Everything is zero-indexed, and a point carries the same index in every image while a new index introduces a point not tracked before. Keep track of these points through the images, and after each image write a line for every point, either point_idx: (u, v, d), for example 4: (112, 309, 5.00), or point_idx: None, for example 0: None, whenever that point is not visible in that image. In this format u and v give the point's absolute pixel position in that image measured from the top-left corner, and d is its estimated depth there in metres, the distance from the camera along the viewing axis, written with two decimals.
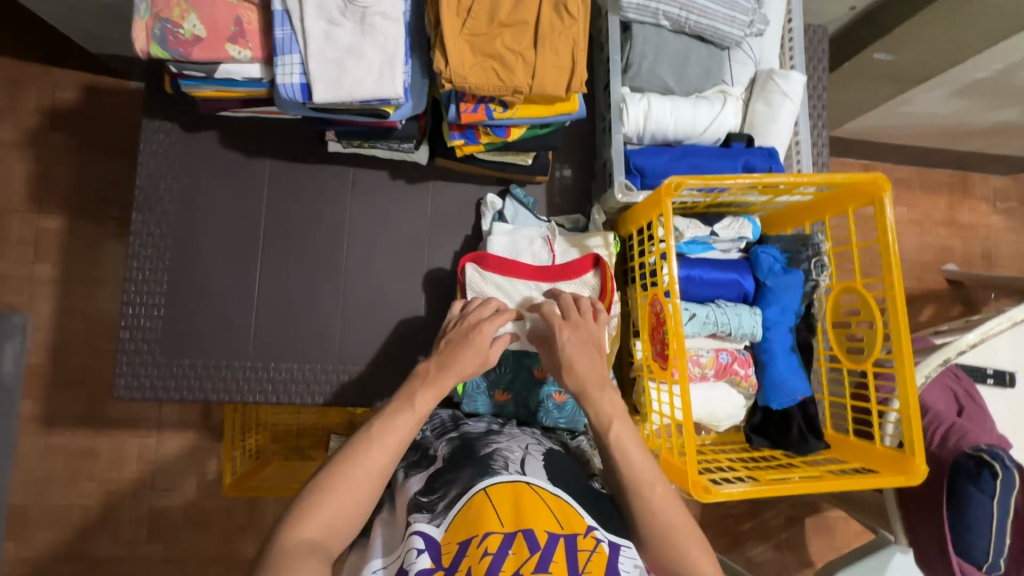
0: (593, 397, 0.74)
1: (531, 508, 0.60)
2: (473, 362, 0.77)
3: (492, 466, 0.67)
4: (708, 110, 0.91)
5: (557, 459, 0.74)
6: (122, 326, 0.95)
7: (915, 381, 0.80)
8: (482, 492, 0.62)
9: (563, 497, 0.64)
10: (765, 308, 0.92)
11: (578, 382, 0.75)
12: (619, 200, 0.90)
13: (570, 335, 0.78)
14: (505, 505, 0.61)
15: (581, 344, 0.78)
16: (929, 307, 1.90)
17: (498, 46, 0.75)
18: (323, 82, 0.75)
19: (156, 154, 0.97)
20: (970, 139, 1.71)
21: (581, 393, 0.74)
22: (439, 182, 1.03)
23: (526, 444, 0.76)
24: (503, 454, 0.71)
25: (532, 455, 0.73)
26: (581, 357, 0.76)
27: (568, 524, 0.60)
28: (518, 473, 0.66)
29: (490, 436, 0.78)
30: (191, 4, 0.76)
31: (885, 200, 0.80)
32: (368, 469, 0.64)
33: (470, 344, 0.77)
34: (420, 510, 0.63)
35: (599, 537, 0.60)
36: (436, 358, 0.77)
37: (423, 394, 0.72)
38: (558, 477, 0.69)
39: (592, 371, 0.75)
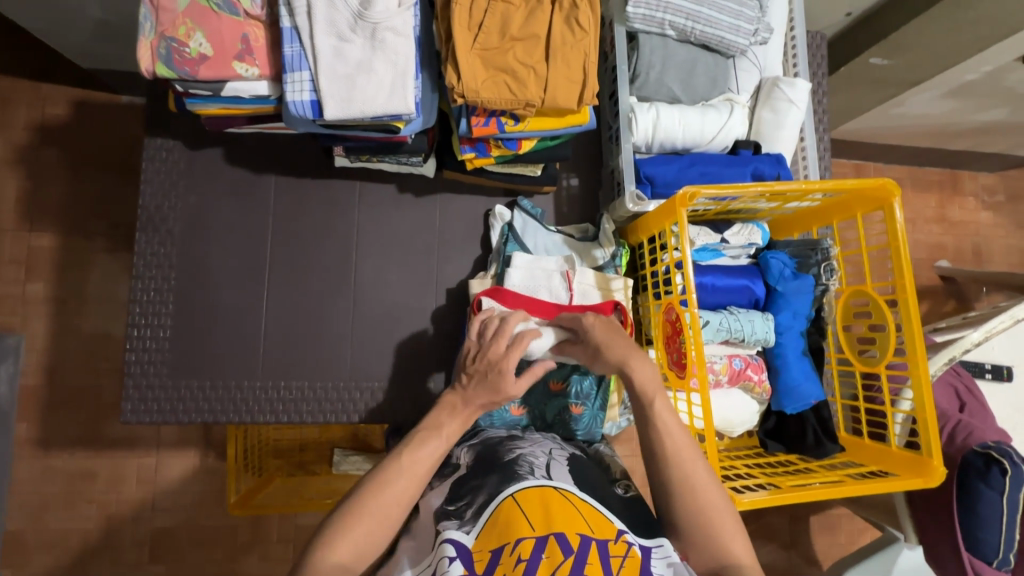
0: (636, 364, 0.73)
1: (563, 512, 0.60)
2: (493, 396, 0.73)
3: (518, 471, 0.67)
4: (715, 118, 0.92)
5: (581, 464, 0.73)
6: (127, 349, 0.93)
7: (931, 382, 0.81)
8: (510, 498, 0.62)
9: (592, 503, 0.63)
10: (777, 313, 0.93)
11: (620, 351, 0.74)
12: (629, 210, 0.90)
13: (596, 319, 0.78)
14: (535, 510, 0.60)
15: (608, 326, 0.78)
16: (924, 303, 1.93)
17: (510, 60, 0.75)
18: (334, 99, 0.75)
19: (157, 173, 0.95)
20: (960, 138, 1.74)
21: (625, 363, 0.73)
22: (447, 195, 1.02)
23: (549, 449, 0.75)
24: (528, 459, 0.70)
25: (556, 460, 0.72)
26: (611, 333, 0.76)
27: (599, 528, 0.60)
28: (545, 478, 0.65)
29: (512, 442, 0.77)
30: (198, 22, 0.75)
31: (895, 204, 0.81)
32: (398, 498, 0.64)
33: (495, 372, 0.73)
34: (449, 517, 0.63)
35: (630, 540, 0.59)
36: (460, 391, 0.74)
37: (451, 423, 0.71)
38: (584, 482, 0.68)
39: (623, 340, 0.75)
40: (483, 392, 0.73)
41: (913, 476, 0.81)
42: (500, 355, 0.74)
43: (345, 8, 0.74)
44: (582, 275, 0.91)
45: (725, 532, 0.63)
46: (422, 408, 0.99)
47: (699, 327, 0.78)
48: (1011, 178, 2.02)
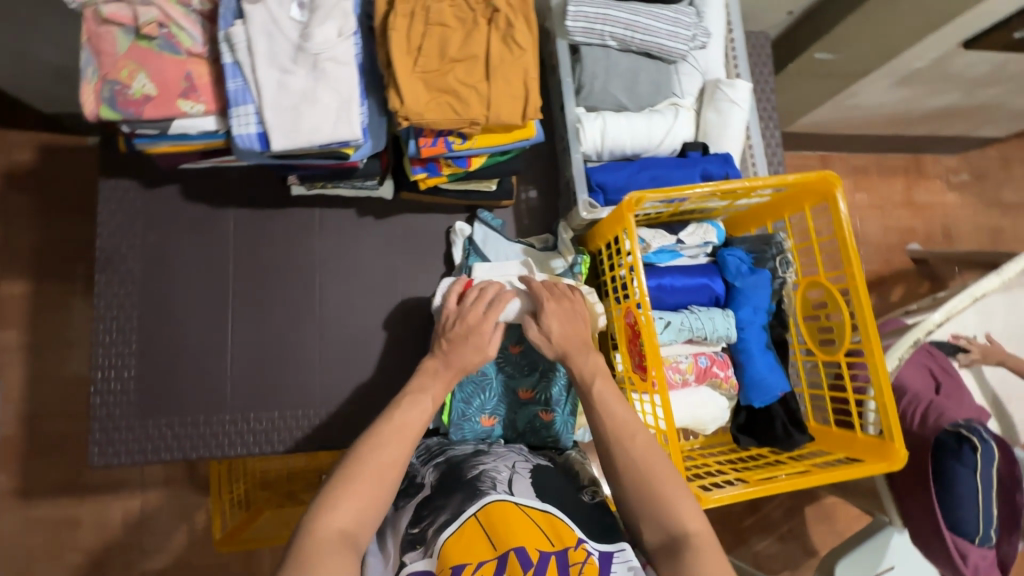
0: (575, 359, 0.77)
1: (523, 527, 0.61)
2: (473, 359, 0.78)
3: (481, 487, 0.66)
4: (661, 123, 0.94)
5: (545, 475, 0.73)
6: (92, 392, 0.92)
7: (887, 369, 0.82)
8: (472, 517, 0.62)
9: (552, 511, 0.64)
10: (737, 309, 0.94)
11: (561, 346, 0.78)
12: (584, 218, 0.92)
13: (555, 306, 0.81)
14: (496, 527, 0.60)
15: (564, 314, 0.80)
16: (900, 287, 1.96)
17: (451, 82, 0.77)
18: (280, 130, 0.76)
19: (115, 213, 0.96)
20: (919, 124, 1.78)
21: (564, 356, 0.77)
22: (408, 215, 1.03)
23: (512, 462, 0.75)
24: (490, 475, 0.70)
25: (519, 473, 0.72)
26: (566, 325, 0.79)
27: (559, 539, 0.61)
28: (506, 492, 0.65)
29: (476, 458, 0.77)
30: (140, 64, 0.76)
31: (838, 196, 0.83)
32: (397, 455, 0.65)
33: (471, 340, 0.78)
34: (415, 546, 0.63)
35: (590, 547, 0.61)
36: (441, 355, 0.79)
37: (436, 389, 0.75)
38: (546, 491, 0.68)
39: (571, 335, 0.78)
40: (465, 357, 0.78)
41: (879, 460, 0.82)
42: (479, 318, 0.80)
43: (284, 40, 0.76)
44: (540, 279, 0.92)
45: (666, 490, 0.63)
46: None
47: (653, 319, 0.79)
48: (973, 158, 2.07)
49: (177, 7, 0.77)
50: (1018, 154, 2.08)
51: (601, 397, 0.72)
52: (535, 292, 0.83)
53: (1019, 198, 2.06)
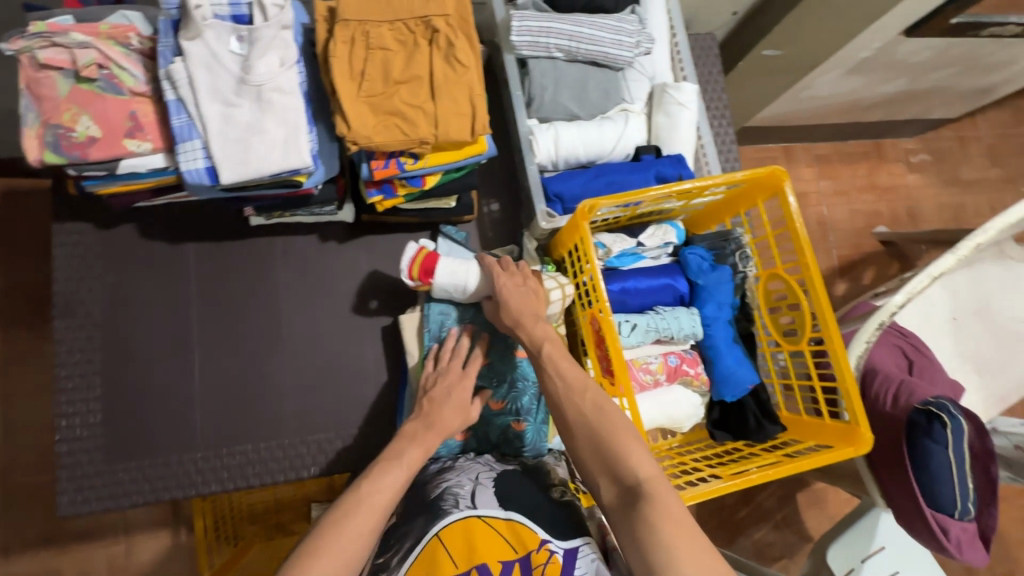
0: (528, 325, 0.79)
1: (485, 539, 0.66)
2: (455, 419, 0.80)
3: (443, 506, 0.71)
4: (612, 129, 0.96)
5: (509, 483, 0.77)
6: (57, 440, 0.90)
7: (848, 356, 0.83)
8: (435, 538, 0.66)
9: (514, 519, 0.69)
10: (702, 306, 0.96)
11: (514, 316, 0.80)
12: (544, 228, 0.93)
13: (506, 280, 0.83)
14: (458, 546, 0.66)
15: (519, 288, 0.82)
16: (871, 269, 1.99)
17: (397, 104, 0.77)
18: (228, 163, 0.76)
19: (71, 257, 0.94)
20: (874, 110, 1.83)
21: (517, 325, 0.79)
22: (370, 236, 1.03)
23: (476, 474, 0.79)
24: (453, 491, 0.74)
25: (482, 485, 0.76)
26: (517, 296, 0.81)
27: (522, 545, 0.67)
28: (469, 509, 0.70)
29: (442, 474, 0.80)
30: (82, 106, 0.75)
31: (786, 189, 0.85)
32: (364, 528, 0.63)
33: (451, 401, 0.82)
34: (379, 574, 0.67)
35: (553, 548, 0.67)
36: (421, 418, 0.79)
37: (411, 453, 0.73)
38: (509, 498, 0.73)
39: (523, 304, 0.81)
40: (448, 417, 0.80)
41: (846, 445, 0.83)
42: (460, 376, 0.86)
43: (227, 75, 0.76)
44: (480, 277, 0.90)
45: (621, 447, 0.65)
46: (373, 453, 0.98)
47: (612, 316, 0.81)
48: (931, 139, 2.13)
49: (116, 48, 0.77)
50: (972, 132, 2.14)
51: (552, 363, 0.74)
52: (488, 267, 0.85)
53: (977, 174, 2.12)
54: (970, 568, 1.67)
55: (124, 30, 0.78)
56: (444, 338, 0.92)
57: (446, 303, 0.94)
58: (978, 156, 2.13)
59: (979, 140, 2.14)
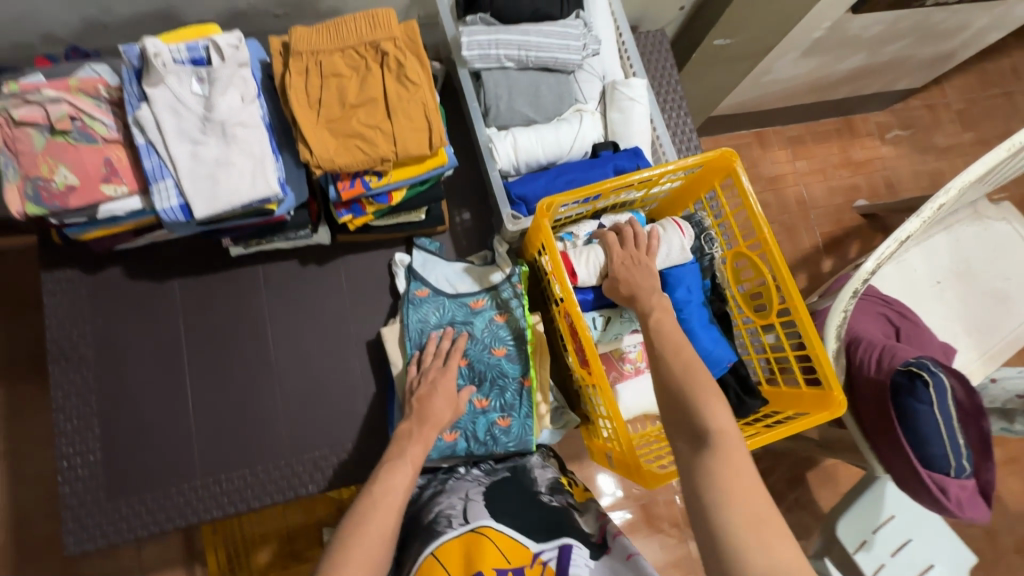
0: (643, 293, 0.84)
1: (480, 550, 0.71)
2: (444, 410, 0.85)
3: (437, 528, 0.76)
4: (568, 129, 0.99)
5: (496, 497, 0.82)
6: (60, 482, 0.93)
7: (814, 322, 0.85)
8: (430, 556, 0.72)
9: (508, 530, 0.74)
10: (673, 291, 0.97)
11: (629, 288, 0.85)
12: (512, 231, 0.95)
13: (624, 257, 0.87)
14: (453, 560, 0.71)
15: (635, 265, 0.87)
16: (855, 243, 2.02)
17: (355, 126, 0.81)
18: (200, 198, 0.80)
19: (61, 303, 0.98)
20: (837, 88, 1.87)
21: (631, 296, 0.84)
22: (349, 256, 1.07)
23: (466, 492, 0.84)
24: (446, 513, 0.78)
25: (472, 501, 0.80)
26: (635, 271, 0.86)
27: (513, 556, 0.71)
28: (462, 525, 0.75)
29: (436, 498, 0.85)
30: (59, 158, 0.79)
31: (738, 169, 0.88)
32: (387, 525, 0.67)
33: (439, 393, 0.87)
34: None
35: (545, 559, 0.72)
36: (413, 417, 0.83)
37: (412, 448, 0.78)
38: (498, 511, 0.78)
39: (646, 281, 0.85)
40: (438, 410, 0.85)
41: (821, 411, 0.85)
42: (443, 372, 0.90)
43: (192, 115, 0.80)
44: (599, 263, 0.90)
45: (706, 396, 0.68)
46: (370, 465, 1.01)
47: (581, 313, 0.83)
48: (901, 110, 2.16)
49: (86, 100, 0.81)
50: (940, 100, 2.18)
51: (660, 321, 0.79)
52: (611, 241, 0.88)
53: (950, 140, 2.15)
54: (988, 532, 1.66)
55: (93, 83, 0.82)
56: (426, 344, 0.94)
57: (424, 313, 0.97)
58: (950, 123, 2.16)
59: (948, 107, 2.17)
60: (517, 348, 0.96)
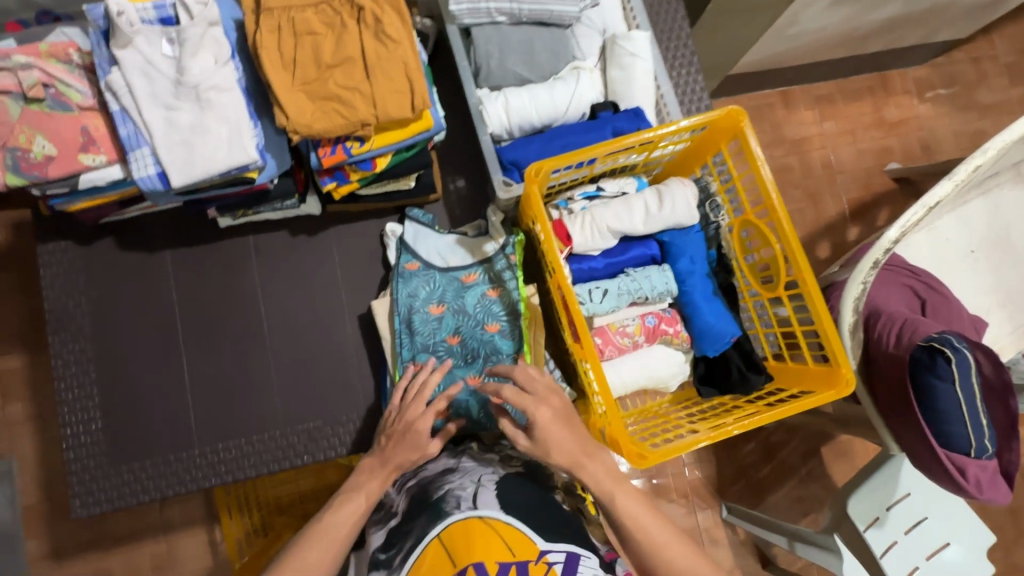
0: (587, 465, 0.75)
1: (485, 541, 0.69)
2: (408, 458, 0.80)
3: (445, 507, 0.74)
4: (564, 89, 0.93)
5: (511, 484, 0.78)
6: (65, 448, 0.95)
7: (823, 295, 0.79)
8: (436, 540, 0.71)
9: (516, 524, 0.72)
10: (675, 262, 0.93)
11: (568, 456, 0.75)
12: (503, 199, 0.90)
13: (542, 409, 0.75)
14: (457, 545, 0.70)
15: (563, 420, 0.76)
16: (885, 209, 1.90)
17: (332, 88, 0.77)
18: (177, 166, 0.77)
19: (58, 274, 0.98)
20: (870, 41, 1.73)
21: (575, 466, 0.75)
22: (341, 225, 1.04)
23: (478, 475, 0.80)
24: (455, 492, 0.76)
25: (484, 486, 0.77)
26: (561, 425, 0.75)
27: (519, 550, 0.70)
28: (470, 509, 0.73)
29: (445, 475, 0.81)
30: (35, 127, 0.78)
31: (746, 129, 0.81)
32: (321, 558, 0.71)
33: (406, 439, 0.80)
34: (380, 568, 0.74)
35: (552, 560, 0.69)
36: (378, 451, 0.81)
37: (369, 483, 0.78)
38: (511, 502, 0.75)
39: (574, 441, 0.75)
40: (401, 455, 0.80)
41: (827, 389, 0.80)
42: (416, 416, 0.81)
43: (163, 78, 0.77)
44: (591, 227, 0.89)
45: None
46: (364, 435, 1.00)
47: (573, 286, 0.79)
48: (943, 64, 1.99)
49: (57, 66, 0.79)
50: (987, 52, 2.00)
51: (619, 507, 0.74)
52: (515, 400, 0.75)
53: (997, 97, 1.98)
54: (1013, 510, 1.60)
55: (64, 48, 0.80)
56: (417, 319, 0.93)
57: (414, 287, 0.94)
58: (996, 77, 1.99)
59: (996, 60, 2.00)
60: (510, 324, 0.94)
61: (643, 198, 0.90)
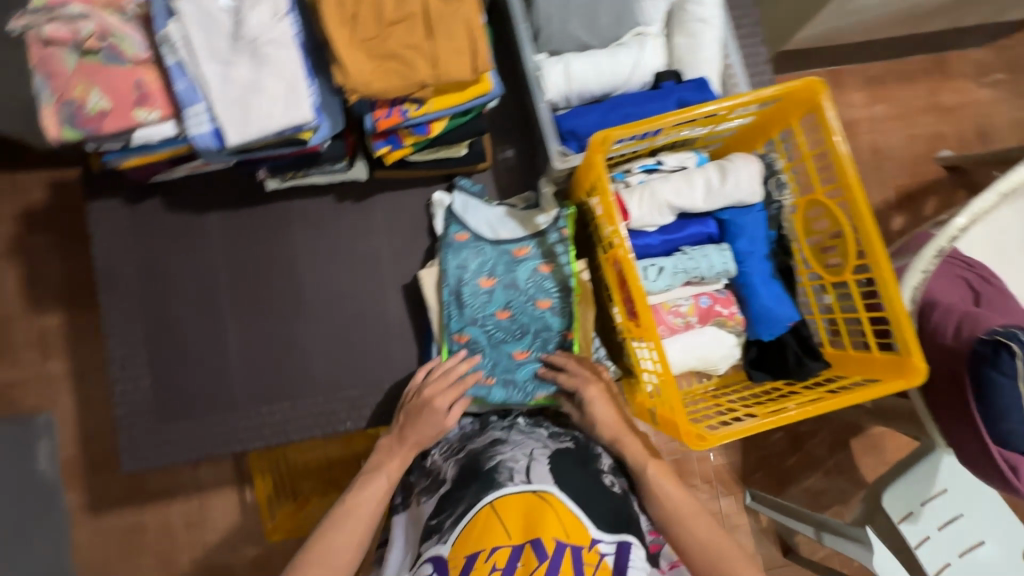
0: (626, 440, 0.81)
1: (542, 518, 0.68)
2: (427, 433, 0.82)
3: (498, 478, 0.74)
4: (627, 55, 0.89)
5: (563, 462, 0.77)
6: (115, 404, 0.97)
7: (898, 282, 0.76)
8: (488, 506, 0.71)
9: (571, 505, 0.71)
10: (734, 242, 0.90)
11: (610, 431, 0.82)
12: (559, 169, 0.87)
13: (597, 392, 0.84)
14: (513, 517, 0.69)
15: (608, 400, 0.84)
16: (933, 199, 1.81)
17: (393, 46, 0.74)
18: (232, 124, 0.75)
19: (107, 232, 0.98)
20: (932, 19, 1.64)
21: (615, 441, 0.81)
22: (386, 193, 1.02)
23: (530, 449, 0.79)
24: (508, 464, 0.76)
25: (537, 460, 0.76)
26: (606, 407, 0.83)
27: (574, 532, 0.69)
28: (524, 484, 0.72)
29: (495, 446, 0.81)
30: (91, 79, 0.76)
31: (824, 102, 0.76)
32: (346, 547, 0.72)
33: (422, 415, 0.82)
34: (431, 534, 0.73)
35: (602, 551, 0.68)
36: (394, 431, 0.83)
37: (389, 464, 0.80)
38: (565, 479, 0.74)
39: (614, 418, 0.83)
40: (419, 432, 0.82)
41: (896, 379, 0.77)
42: (430, 394, 0.84)
43: (221, 32, 0.75)
44: (652, 201, 0.86)
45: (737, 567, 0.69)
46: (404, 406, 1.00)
47: (634, 261, 0.76)
48: (1005, 47, 1.88)
49: (114, 17, 0.78)
50: None
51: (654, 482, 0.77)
52: (571, 381, 0.86)
53: None
54: None
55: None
56: (466, 293, 0.91)
57: (463, 259, 0.92)
58: None
59: None
60: (562, 301, 0.92)
61: (705, 173, 0.87)
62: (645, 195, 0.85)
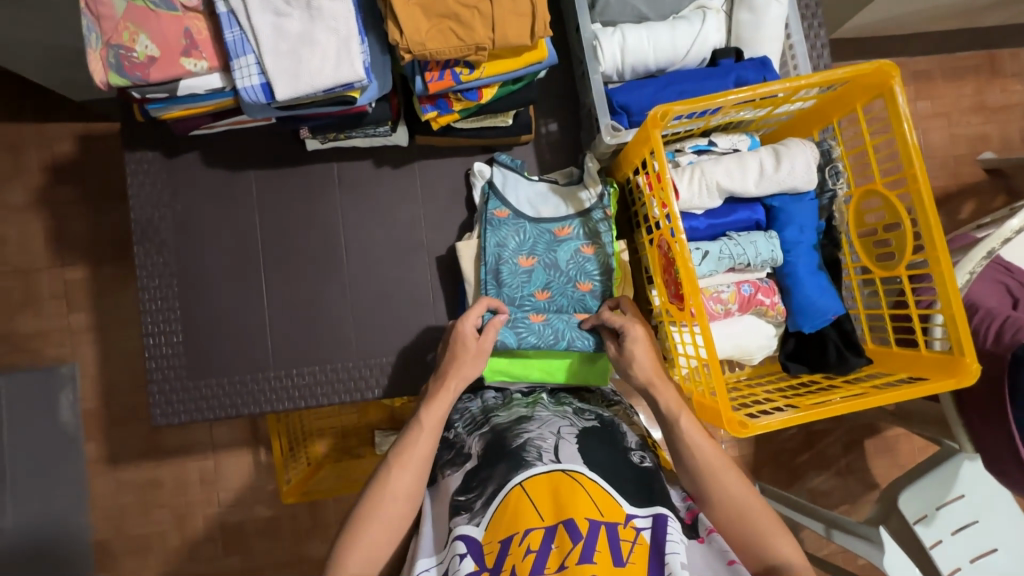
0: (660, 386, 0.79)
1: (573, 497, 0.67)
2: (464, 365, 0.80)
3: (526, 458, 0.73)
4: (687, 29, 0.85)
5: (591, 441, 0.76)
6: (147, 357, 0.97)
7: (957, 281, 0.74)
8: (518, 487, 0.70)
9: (602, 483, 0.70)
10: (782, 231, 0.87)
11: (646, 374, 0.80)
12: (608, 144, 0.84)
13: (638, 331, 0.82)
14: (543, 498, 0.68)
15: (648, 346, 0.82)
16: (970, 202, 1.73)
17: (451, 5, 0.72)
18: (282, 77, 0.73)
19: (144, 184, 0.97)
20: (989, 13, 1.56)
21: (650, 385, 0.80)
22: (425, 161, 1.00)
23: (557, 427, 0.79)
24: (535, 443, 0.75)
25: (565, 439, 0.76)
26: (645, 353, 0.81)
27: (607, 511, 0.67)
28: (553, 463, 0.71)
29: (521, 423, 0.80)
30: (139, 25, 0.74)
31: (895, 88, 0.74)
32: (396, 511, 0.72)
33: (455, 352, 0.81)
34: (460, 511, 0.72)
35: (639, 526, 0.67)
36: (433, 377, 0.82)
37: (428, 411, 0.77)
38: (594, 461, 0.73)
39: (654, 362, 0.81)
40: (456, 368, 0.80)
41: (946, 378, 0.75)
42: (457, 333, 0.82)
43: None
44: (703, 182, 0.83)
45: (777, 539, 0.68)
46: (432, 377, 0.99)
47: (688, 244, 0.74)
48: None
49: None
50: None
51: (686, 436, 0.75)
52: (614, 319, 0.84)
53: None
54: None
55: None
56: (505, 269, 0.90)
57: (502, 236, 0.91)
58: None
59: None
60: (603, 283, 0.91)
61: (759, 157, 0.84)
62: (697, 176, 0.84)
